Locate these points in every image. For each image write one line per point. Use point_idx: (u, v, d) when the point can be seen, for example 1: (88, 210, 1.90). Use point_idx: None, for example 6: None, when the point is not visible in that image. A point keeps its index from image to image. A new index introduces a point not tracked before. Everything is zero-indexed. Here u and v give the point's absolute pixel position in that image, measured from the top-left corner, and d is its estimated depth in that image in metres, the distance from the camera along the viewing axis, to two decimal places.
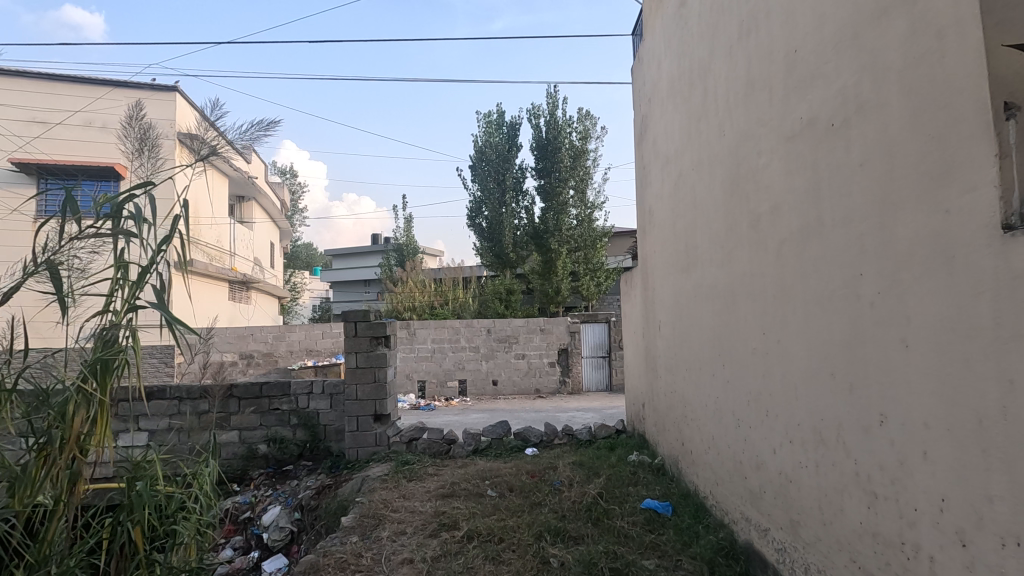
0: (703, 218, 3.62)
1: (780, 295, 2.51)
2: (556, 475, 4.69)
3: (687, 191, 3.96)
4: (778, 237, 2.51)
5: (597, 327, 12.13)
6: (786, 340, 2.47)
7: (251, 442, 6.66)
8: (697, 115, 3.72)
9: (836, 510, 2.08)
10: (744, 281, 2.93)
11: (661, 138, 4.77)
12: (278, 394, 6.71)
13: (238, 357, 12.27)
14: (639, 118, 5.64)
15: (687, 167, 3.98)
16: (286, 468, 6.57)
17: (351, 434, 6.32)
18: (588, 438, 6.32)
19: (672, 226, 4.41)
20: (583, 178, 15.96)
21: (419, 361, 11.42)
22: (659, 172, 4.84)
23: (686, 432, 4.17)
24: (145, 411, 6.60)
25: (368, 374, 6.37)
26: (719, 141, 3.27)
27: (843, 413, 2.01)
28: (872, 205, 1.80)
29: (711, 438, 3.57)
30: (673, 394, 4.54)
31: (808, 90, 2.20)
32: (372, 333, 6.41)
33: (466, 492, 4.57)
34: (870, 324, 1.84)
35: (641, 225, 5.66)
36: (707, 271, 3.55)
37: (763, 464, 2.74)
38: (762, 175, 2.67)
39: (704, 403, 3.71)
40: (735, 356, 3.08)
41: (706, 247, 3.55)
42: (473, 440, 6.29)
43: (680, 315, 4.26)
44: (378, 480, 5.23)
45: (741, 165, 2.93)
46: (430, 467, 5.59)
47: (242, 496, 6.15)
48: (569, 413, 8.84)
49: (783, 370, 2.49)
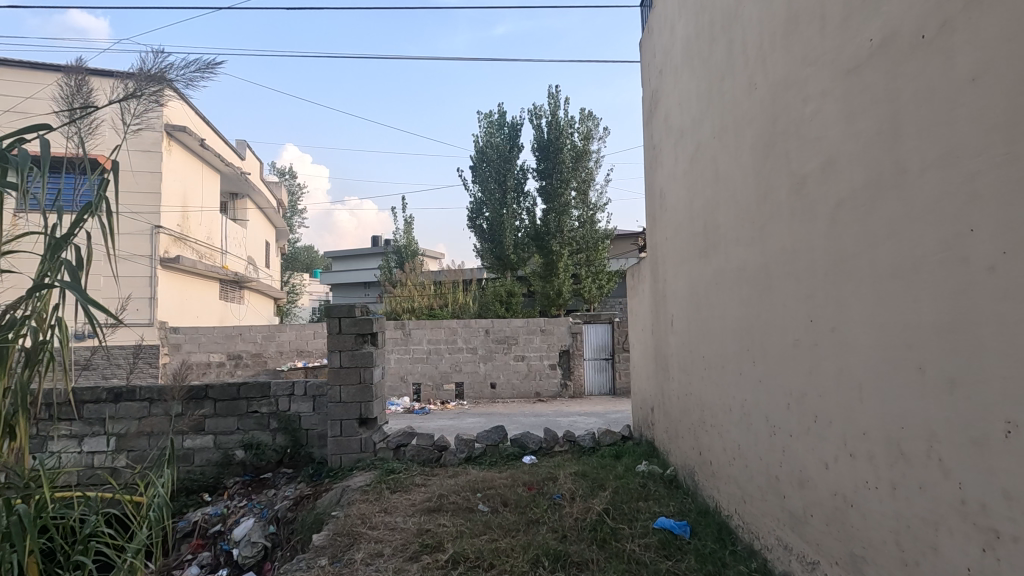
0: (727, 192, 3.12)
1: (836, 271, 2.01)
2: (557, 488, 4.17)
3: (706, 164, 3.47)
4: (834, 198, 2.02)
5: (600, 327, 11.58)
6: (843, 326, 1.98)
7: (227, 448, 6.16)
8: (719, 76, 3.23)
9: (925, 549, 1.57)
10: (782, 260, 2.45)
11: (674, 109, 4.27)
12: (257, 396, 6.22)
13: (226, 357, 11.79)
14: (648, 92, 5.14)
15: (705, 138, 3.50)
16: (264, 476, 6.05)
17: (334, 440, 5.82)
18: (592, 445, 5.79)
19: (688, 207, 3.91)
20: (586, 179, 15.52)
21: (414, 363, 10.92)
22: (672, 149, 4.34)
23: (704, 438, 3.67)
24: (113, 413, 6.15)
25: (353, 374, 5.87)
26: (750, 97, 2.77)
27: (937, 419, 1.52)
28: (993, 132, 1.31)
29: (736, 446, 3.08)
30: (688, 395, 4.03)
31: (882, 2, 1.71)
32: (357, 331, 5.91)
33: (455, 506, 4.05)
34: (985, 297, 1.35)
35: (650, 212, 5.18)
36: (733, 252, 3.04)
37: (809, 482, 2.24)
38: (810, 126, 2.17)
39: (726, 406, 3.22)
40: (771, 350, 2.58)
41: (731, 225, 3.06)
42: (465, 447, 5.75)
43: (697, 306, 3.76)
44: (357, 492, 4.72)
45: (779, 120, 2.44)
46: (418, 477, 5.07)
47: (214, 507, 5.66)
48: (571, 418, 8.32)
49: (842, 366, 1.99)
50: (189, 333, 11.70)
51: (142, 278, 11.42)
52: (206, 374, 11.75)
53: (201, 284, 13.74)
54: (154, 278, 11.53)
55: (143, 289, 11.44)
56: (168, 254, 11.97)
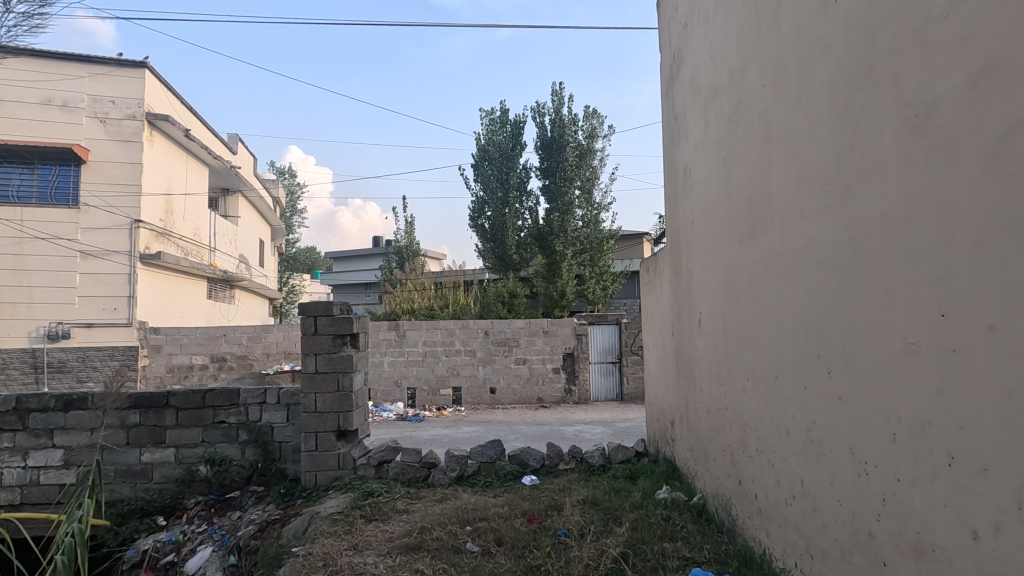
0: (784, 151, 2.42)
1: (1002, 237, 1.30)
2: (562, 521, 3.47)
3: (753, 124, 2.76)
4: (998, 126, 1.31)
5: (607, 328, 10.84)
6: (1014, 323, 1.27)
7: (190, 463, 5.46)
8: (772, 6, 2.53)
9: None
10: (884, 233, 1.74)
11: (704, 66, 3.56)
12: (224, 404, 5.53)
13: (210, 359, 10.85)
14: (670, 54, 4.42)
15: (751, 89, 2.79)
16: (230, 496, 5.36)
17: (308, 455, 5.12)
18: (603, 463, 5.06)
19: (724, 180, 3.20)
20: (590, 178, 14.79)
21: (409, 366, 10.21)
22: (701, 114, 3.64)
23: (745, 465, 2.95)
24: (63, 424, 5.47)
25: (331, 381, 5.18)
26: (824, 17, 2.07)
27: None
28: None
29: (795, 481, 2.38)
30: (722, 409, 3.32)
31: None
32: (335, 331, 5.21)
33: (437, 544, 3.34)
34: None
35: (671, 193, 4.47)
36: (793, 228, 2.34)
37: (938, 553, 1.53)
38: (944, 26, 1.47)
39: (780, 428, 2.51)
40: (861, 355, 1.87)
41: (791, 195, 2.35)
42: (457, 465, 5.00)
43: (735, 300, 3.05)
44: (326, 522, 4.00)
45: (878, 35, 1.75)
46: (400, 501, 4.34)
47: (168, 533, 4.96)
48: (576, 428, 7.59)
49: (1010, 385, 1.28)
50: (170, 334, 10.79)
51: (121, 276, 10.78)
52: (189, 377, 10.86)
53: (186, 283, 13.04)
54: (133, 275, 10.87)
55: (121, 287, 10.78)
56: (148, 250, 11.31)
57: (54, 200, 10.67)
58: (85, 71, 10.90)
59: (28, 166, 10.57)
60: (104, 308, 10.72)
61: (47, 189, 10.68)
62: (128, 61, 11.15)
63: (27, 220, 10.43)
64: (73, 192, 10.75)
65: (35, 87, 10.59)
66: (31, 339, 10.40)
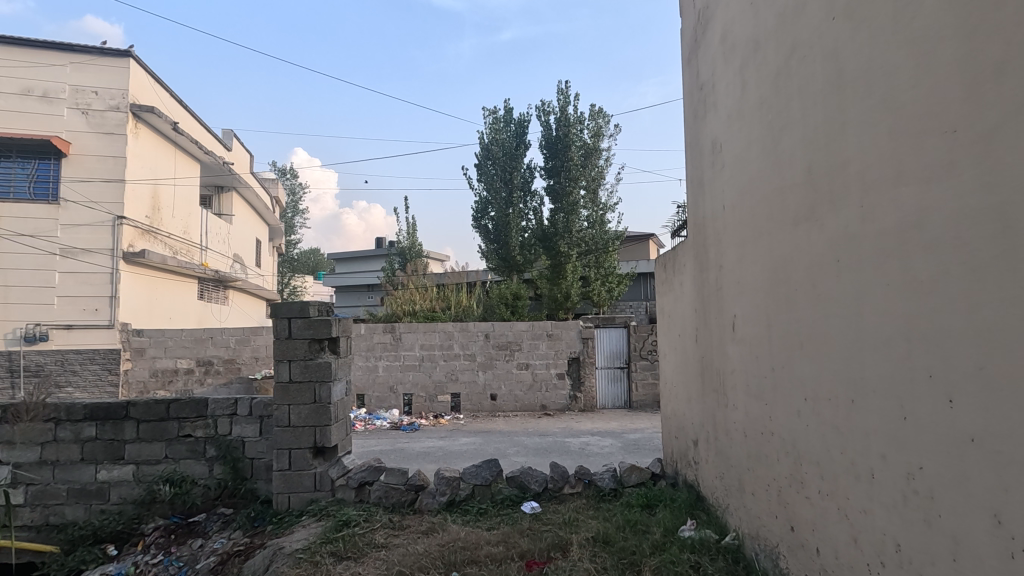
0: (869, 97, 1.81)
1: None
2: (569, 568, 2.86)
3: (817, 69, 2.14)
4: None
5: (614, 332, 10.15)
6: None
7: (150, 482, 4.86)
8: None
9: None
10: None
11: (740, 17, 2.95)
12: (190, 416, 4.93)
13: (196, 363, 10.14)
14: (694, 15, 3.82)
15: (812, 26, 2.18)
16: (194, 520, 4.75)
17: (281, 475, 4.53)
18: (614, 488, 4.43)
19: (769, 149, 2.59)
20: (596, 177, 14.20)
21: (404, 371, 9.60)
22: (736, 75, 3.03)
23: (800, 509, 2.33)
24: (8, 438, 4.88)
25: (307, 391, 4.57)
26: None
27: None
28: None
29: (885, 542, 1.76)
30: (765, 433, 2.69)
31: None
32: (312, 335, 4.61)
33: None
34: None
35: (695, 176, 3.86)
36: (883, 200, 1.73)
37: None
38: None
39: (858, 469, 1.90)
40: (1017, 383, 1.26)
41: (881, 156, 1.74)
42: (447, 488, 4.37)
43: (785, 298, 2.44)
44: (288, 562, 3.40)
45: None
46: (379, 533, 3.74)
47: (119, 565, 4.38)
48: (583, 440, 6.98)
49: None
50: (155, 335, 10.18)
51: (103, 275, 10.25)
52: (173, 381, 10.14)
53: (175, 282, 12.50)
54: (116, 275, 10.32)
55: (103, 287, 10.25)
56: (132, 248, 10.75)
57: (33, 196, 10.18)
58: (67, 62, 10.40)
59: (5, 160, 10.05)
60: (85, 309, 10.17)
61: (26, 183, 10.16)
62: (112, 50, 10.59)
63: (4, 216, 9.92)
64: (53, 187, 10.23)
65: (14, 77, 10.07)
66: (8, 342, 9.88)
